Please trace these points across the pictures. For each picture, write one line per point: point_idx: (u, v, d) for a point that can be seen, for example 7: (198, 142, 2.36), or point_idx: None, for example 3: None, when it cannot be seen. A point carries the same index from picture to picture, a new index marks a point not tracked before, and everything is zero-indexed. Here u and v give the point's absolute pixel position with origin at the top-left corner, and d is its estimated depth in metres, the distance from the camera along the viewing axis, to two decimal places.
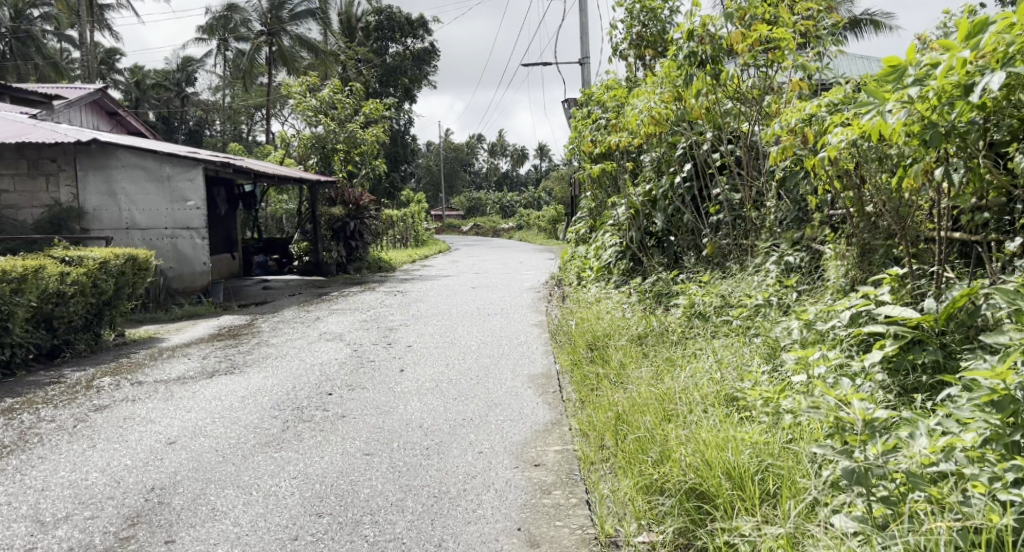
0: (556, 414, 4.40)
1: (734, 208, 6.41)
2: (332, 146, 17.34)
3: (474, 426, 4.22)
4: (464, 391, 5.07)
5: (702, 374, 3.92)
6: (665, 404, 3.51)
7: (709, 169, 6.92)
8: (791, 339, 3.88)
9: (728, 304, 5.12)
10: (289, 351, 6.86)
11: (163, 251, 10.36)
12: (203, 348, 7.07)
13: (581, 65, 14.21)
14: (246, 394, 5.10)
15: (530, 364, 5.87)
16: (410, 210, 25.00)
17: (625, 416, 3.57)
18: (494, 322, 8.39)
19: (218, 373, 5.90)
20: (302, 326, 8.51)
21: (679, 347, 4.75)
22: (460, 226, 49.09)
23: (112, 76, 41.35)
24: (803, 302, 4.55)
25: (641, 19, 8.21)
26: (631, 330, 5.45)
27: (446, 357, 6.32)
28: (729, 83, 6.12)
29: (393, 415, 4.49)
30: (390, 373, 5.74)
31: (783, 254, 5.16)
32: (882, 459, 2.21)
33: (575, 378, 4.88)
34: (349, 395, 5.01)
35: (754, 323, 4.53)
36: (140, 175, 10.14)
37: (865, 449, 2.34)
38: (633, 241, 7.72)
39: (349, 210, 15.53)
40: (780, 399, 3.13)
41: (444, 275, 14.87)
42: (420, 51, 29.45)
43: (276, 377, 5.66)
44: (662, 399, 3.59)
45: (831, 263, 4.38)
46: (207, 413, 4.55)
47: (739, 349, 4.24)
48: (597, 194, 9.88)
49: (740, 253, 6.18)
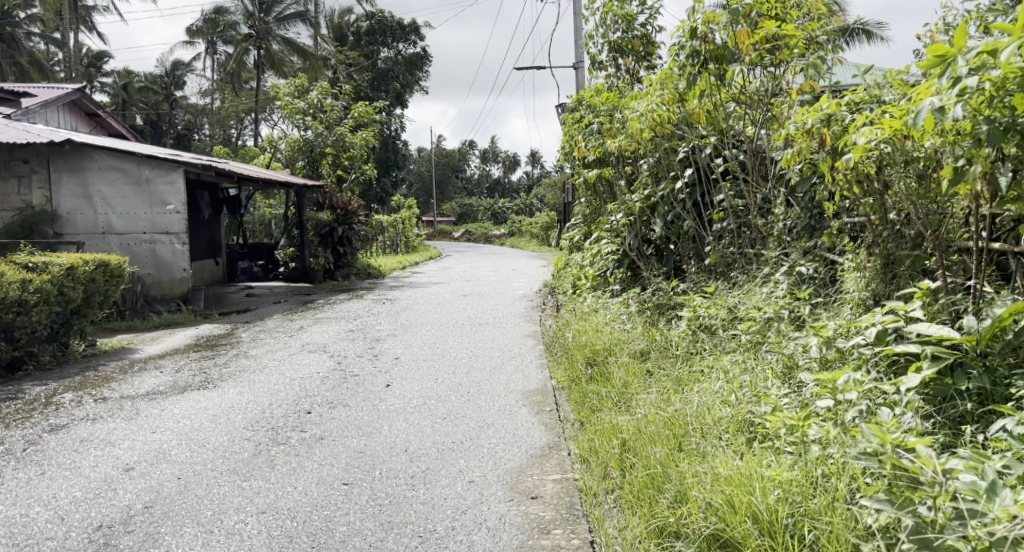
0: (554, 436, 4.07)
1: (740, 216, 6.12)
2: (320, 150, 16.95)
3: (465, 450, 3.87)
4: (454, 409, 4.72)
5: (715, 396, 3.61)
6: (675, 432, 3.19)
7: (712, 175, 6.63)
8: (810, 359, 3.56)
9: (737, 317, 4.82)
10: (268, 364, 6.50)
11: (142, 257, 9.98)
12: (178, 359, 6.71)
13: (575, 70, 13.93)
14: (217, 413, 4.73)
15: (524, 379, 5.53)
16: (400, 216, 24.63)
17: (632, 444, 3.25)
18: (485, 332, 8.04)
19: (190, 388, 5.52)
20: (285, 336, 8.14)
21: (686, 364, 4.43)
22: (451, 233, 48.71)
23: (100, 78, 40.89)
24: (820, 316, 4.25)
25: (617, 27, 7.85)
26: (632, 344, 5.13)
27: (436, 371, 5.97)
28: (732, 86, 5.84)
29: (376, 437, 4.13)
30: (376, 388, 5.39)
31: (794, 264, 4.86)
32: (953, 519, 1.90)
33: (575, 396, 4.56)
34: (330, 414, 4.65)
35: (767, 339, 4.22)
36: (118, 178, 9.78)
37: (925, 500, 2.03)
38: (631, 249, 7.39)
39: (337, 216, 15.13)
40: (806, 427, 2.81)
41: (435, 282, 14.51)
42: (412, 56, 29.15)
43: (252, 393, 5.29)
44: (671, 425, 3.26)
45: (849, 275, 4.09)
46: (172, 435, 4.18)
47: (753, 368, 3.92)
48: (592, 200, 9.58)
49: (746, 264, 5.87)
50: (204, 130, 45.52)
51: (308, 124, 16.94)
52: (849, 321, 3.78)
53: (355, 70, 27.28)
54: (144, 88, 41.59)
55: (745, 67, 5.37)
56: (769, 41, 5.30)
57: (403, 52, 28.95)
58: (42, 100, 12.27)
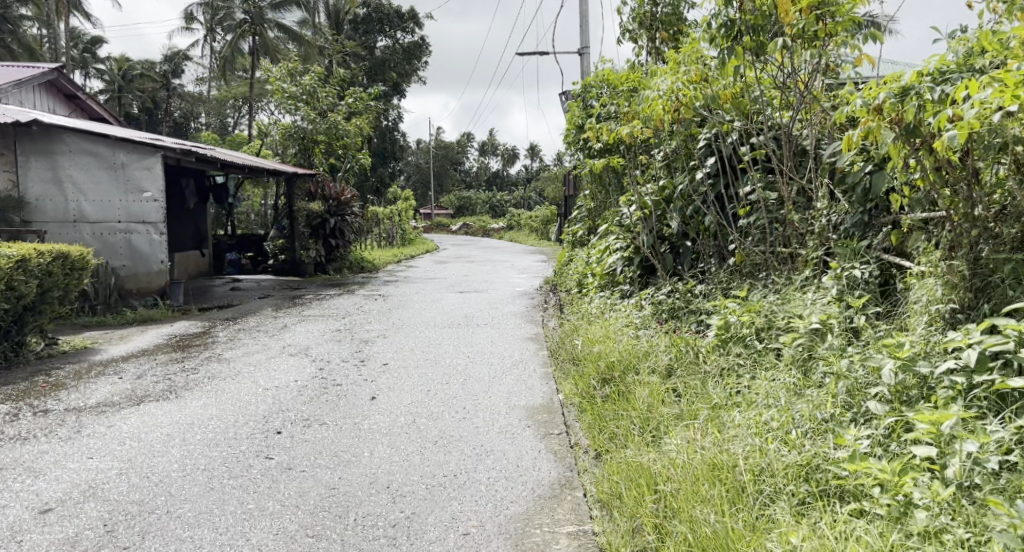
0: (564, 468, 3.47)
1: (771, 209, 5.49)
2: (312, 137, 16.20)
3: (460, 487, 3.24)
4: (447, 430, 4.07)
5: (767, 435, 2.98)
6: (722, 489, 2.60)
7: (738, 164, 5.99)
8: (882, 388, 2.95)
9: (775, 326, 4.17)
10: (243, 369, 5.83)
11: (116, 248, 9.20)
12: (143, 362, 6.04)
13: (580, 55, 13.26)
14: (172, 431, 4.05)
15: (527, 393, 4.86)
16: (396, 209, 23.99)
17: (672, 499, 2.65)
18: (483, 334, 7.38)
19: (148, 398, 4.83)
20: (265, 336, 7.46)
21: (719, 384, 3.79)
22: (449, 225, 48.14)
23: (95, 65, 40.05)
24: (882, 331, 3.64)
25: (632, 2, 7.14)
26: (653, 355, 4.46)
27: (427, 381, 5.29)
28: (768, 64, 5.23)
29: (354, 468, 3.49)
30: (359, 401, 4.73)
31: (843, 267, 4.21)
32: None
33: (588, 420, 3.92)
34: (305, 435, 3.99)
35: (821, 355, 3.58)
36: (90, 162, 9.01)
37: None
38: (645, 246, 6.69)
39: (329, 206, 14.37)
40: (908, 486, 2.22)
41: (430, 276, 13.86)
42: (409, 45, 28.42)
43: (217, 407, 4.60)
44: (718, 479, 2.67)
45: (921, 281, 3.48)
46: (114, 461, 3.50)
47: (805, 394, 3.30)
48: (598, 192, 8.97)
49: (779, 264, 5.22)
50: (200, 119, 44.78)
51: (301, 110, 16.26)
52: (927, 340, 3.16)
53: (351, 59, 26.69)
54: (139, 74, 40.74)
55: (787, 39, 4.69)
56: (816, 8, 4.59)
57: (401, 41, 28.38)
58: (16, 80, 11.55)
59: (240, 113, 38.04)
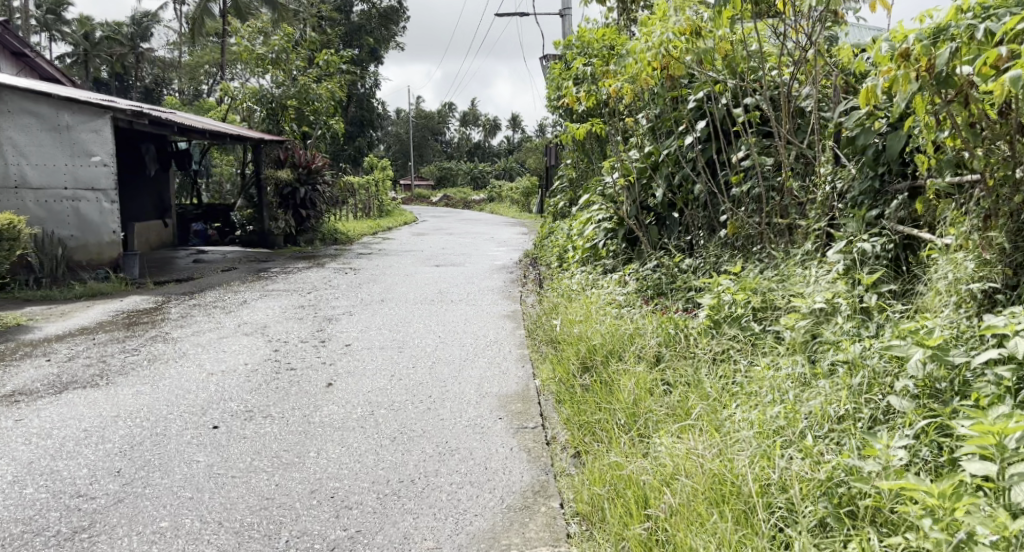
0: (539, 471, 3.03)
1: (767, 176, 5.03)
2: (282, 102, 15.53)
3: (417, 496, 2.79)
4: (408, 424, 3.60)
5: (774, 436, 2.57)
6: (726, 520, 2.18)
7: (730, 127, 5.52)
8: (909, 382, 2.51)
9: (774, 307, 3.73)
10: (189, 350, 5.31)
11: (63, 217, 8.53)
12: (79, 343, 5.50)
13: (561, 17, 12.66)
14: (92, 425, 3.55)
15: (501, 379, 4.41)
16: (373, 180, 23.30)
17: (668, 527, 2.22)
18: (456, 311, 6.90)
19: (75, 385, 4.31)
20: (220, 313, 6.93)
21: (716, 373, 3.34)
22: (429, 197, 47.28)
23: (60, 28, 38.53)
24: (898, 313, 3.21)
25: None
26: (640, 339, 4.00)
27: (391, 365, 4.81)
28: (766, 14, 4.75)
29: (296, 472, 3.02)
30: (312, 389, 4.24)
31: (852, 240, 3.76)
32: None
33: (567, 413, 3.47)
34: (245, 430, 3.51)
35: (831, 340, 3.15)
36: (32, 124, 8.28)
37: None
38: (629, 216, 6.20)
39: (298, 175, 13.72)
40: (961, 515, 1.79)
41: (406, 249, 13.31)
42: (386, 9, 27.53)
43: (151, 395, 4.10)
44: (723, 505, 2.24)
45: (948, 256, 3.04)
46: (10, 466, 3.02)
47: (815, 386, 2.85)
48: (581, 160, 8.48)
49: (776, 238, 4.76)
50: (172, 86, 43.48)
51: (270, 74, 15.55)
52: (956, 325, 2.74)
53: (326, 24, 25.84)
54: (106, 38, 39.42)
55: None
56: None
57: (377, 5, 27.53)
58: None
59: (212, 80, 36.92)
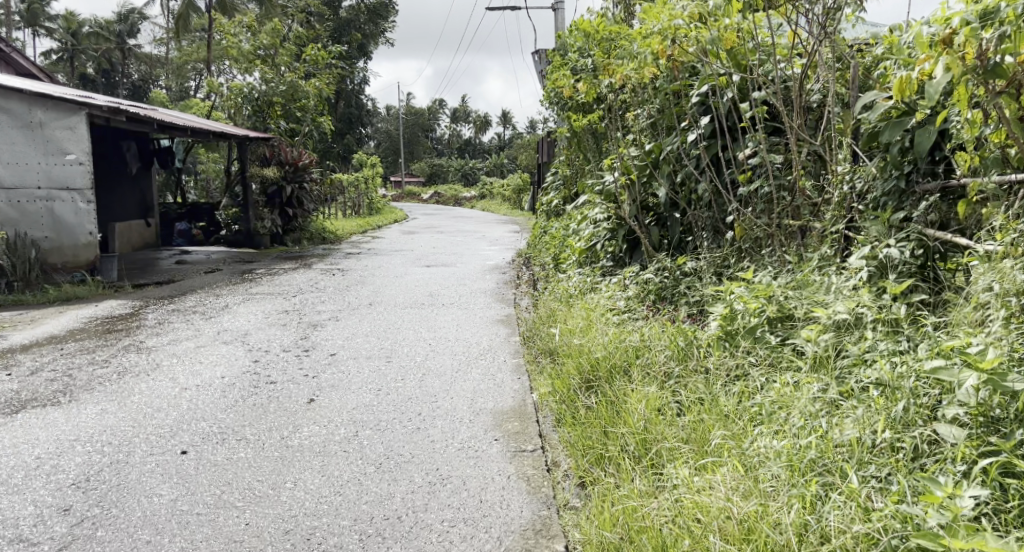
0: (540, 505, 2.71)
1: (777, 175, 4.73)
2: (268, 98, 15.14)
3: (403, 539, 2.48)
4: (394, 448, 3.27)
5: (809, 472, 2.26)
6: None
7: (736, 122, 5.20)
8: (960, 409, 2.19)
9: (793, 317, 3.43)
10: (163, 361, 4.98)
11: (37, 218, 8.15)
12: (46, 353, 5.16)
13: (554, 11, 12.32)
14: (46, 452, 3.21)
15: (495, 393, 4.09)
16: (364, 178, 22.90)
17: None
18: (447, 315, 6.58)
19: (35, 402, 3.97)
20: (200, 319, 6.59)
21: (733, 393, 3.04)
22: (419, 193, 46.84)
23: (44, 24, 37.83)
24: (933, 326, 2.91)
25: None
26: (648, 353, 3.69)
27: (378, 377, 4.48)
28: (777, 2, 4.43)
29: (269, 507, 2.70)
30: (292, 407, 3.91)
31: (875, 245, 3.46)
32: None
33: (569, 437, 3.16)
34: (216, 456, 3.19)
35: (862, 357, 2.84)
36: (3, 120, 7.89)
37: None
38: (629, 217, 5.89)
39: (284, 172, 13.34)
40: None
41: (395, 248, 12.96)
42: (375, 4, 27.12)
43: (116, 414, 3.77)
44: None
45: (990, 265, 2.74)
46: None
47: (847, 409, 2.54)
48: (576, 158, 8.16)
49: (788, 241, 4.47)
50: (159, 83, 42.85)
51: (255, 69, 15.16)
52: (1006, 342, 2.43)
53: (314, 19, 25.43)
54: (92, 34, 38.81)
55: None
56: None
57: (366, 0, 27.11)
58: None
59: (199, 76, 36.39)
